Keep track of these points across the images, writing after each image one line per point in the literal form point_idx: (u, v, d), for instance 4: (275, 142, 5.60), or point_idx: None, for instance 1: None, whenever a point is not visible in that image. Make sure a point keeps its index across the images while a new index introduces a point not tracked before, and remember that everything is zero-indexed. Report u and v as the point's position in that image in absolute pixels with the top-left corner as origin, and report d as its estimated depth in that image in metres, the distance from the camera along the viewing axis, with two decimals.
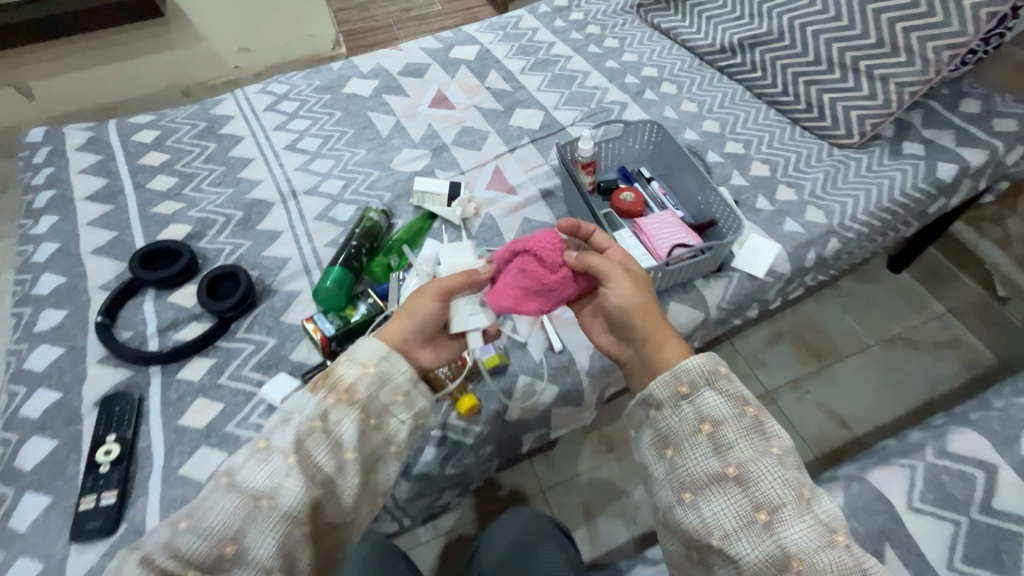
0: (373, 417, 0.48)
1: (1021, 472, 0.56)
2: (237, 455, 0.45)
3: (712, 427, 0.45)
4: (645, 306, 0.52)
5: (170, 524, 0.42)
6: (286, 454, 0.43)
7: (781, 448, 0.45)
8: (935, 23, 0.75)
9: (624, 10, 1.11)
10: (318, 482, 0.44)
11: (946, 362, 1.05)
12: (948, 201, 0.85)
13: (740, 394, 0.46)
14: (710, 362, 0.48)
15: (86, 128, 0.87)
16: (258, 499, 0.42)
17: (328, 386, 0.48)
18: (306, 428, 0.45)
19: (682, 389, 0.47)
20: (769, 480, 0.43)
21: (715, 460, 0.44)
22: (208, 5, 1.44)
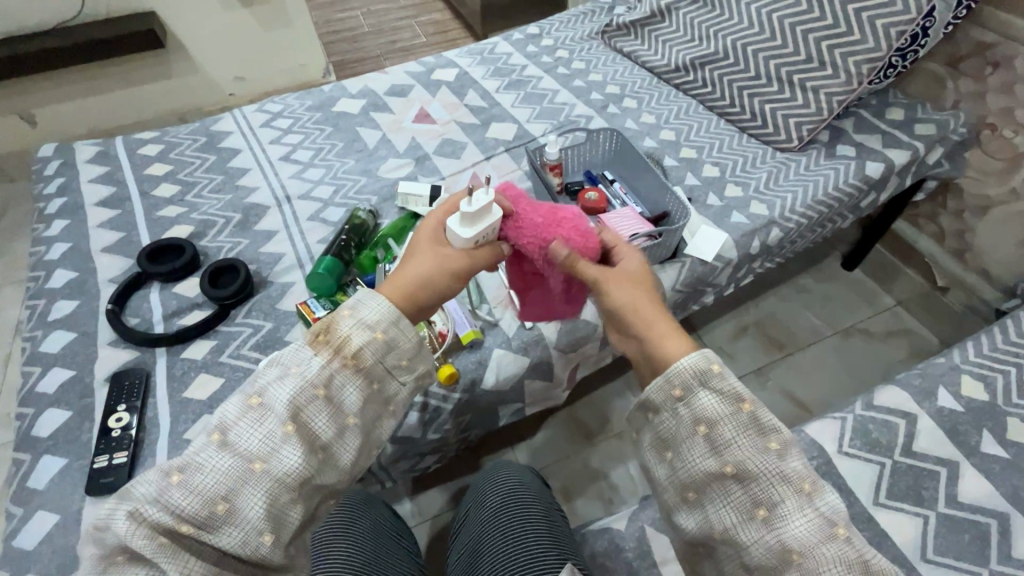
0: (374, 381, 0.49)
1: (938, 419, 0.63)
2: (227, 408, 0.45)
3: (708, 429, 0.43)
4: (649, 301, 0.51)
5: (163, 471, 0.42)
6: (283, 422, 0.43)
7: (781, 443, 0.43)
8: (853, 41, 0.86)
9: (590, 37, 1.23)
10: (315, 447, 0.45)
11: (896, 350, 1.14)
12: (880, 197, 0.94)
13: (735, 391, 0.44)
14: (704, 361, 0.44)
15: (95, 144, 0.95)
16: (252, 461, 0.42)
17: (331, 347, 0.46)
18: (307, 394, 0.45)
19: (676, 392, 0.44)
20: (768, 478, 0.42)
21: (712, 460, 0.43)
22: (205, 36, 1.55)
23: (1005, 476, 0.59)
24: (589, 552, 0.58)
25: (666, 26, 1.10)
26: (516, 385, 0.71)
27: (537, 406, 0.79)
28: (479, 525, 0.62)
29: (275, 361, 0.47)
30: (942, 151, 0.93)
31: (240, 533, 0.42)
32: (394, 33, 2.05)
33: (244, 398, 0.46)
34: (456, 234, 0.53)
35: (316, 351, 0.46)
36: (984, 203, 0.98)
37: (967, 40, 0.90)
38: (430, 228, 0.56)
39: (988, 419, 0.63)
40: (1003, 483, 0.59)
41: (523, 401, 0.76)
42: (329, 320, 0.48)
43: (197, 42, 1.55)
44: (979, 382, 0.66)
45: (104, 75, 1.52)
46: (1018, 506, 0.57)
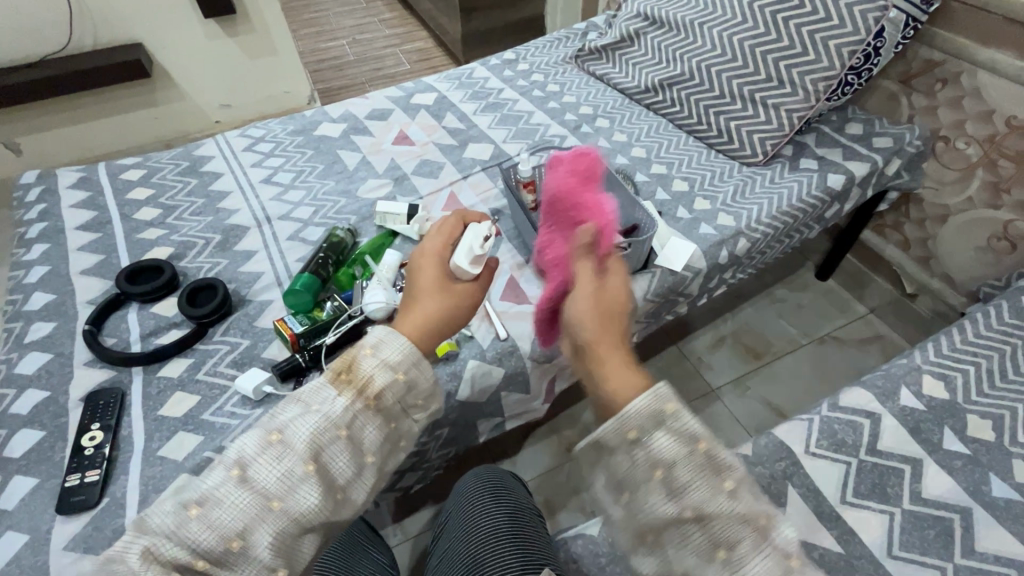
0: (392, 420, 0.49)
1: (901, 419, 0.65)
2: (244, 440, 0.45)
3: (665, 472, 0.41)
4: (605, 324, 0.48)
5: (179, 503, 0.43)
6: (305, 462, 0.44)
7: (735, 481, 0.41)
8: (809, 60, 0.90)
9: (564, 61, 1.27)
10: (334, 487, 0.46)
11: (870, 356, 1.17)
12: (844, 207, 0.98)
13: (691, 430, 0.42)
14: (658, 402, 0.42)
15: (78, 170, 0.96)
16: (270, 500, 0.43)
17: (355, 388, 0.47)
18: (331, 434, 0.45)
19: (631, 434, 0.42)
20: (730, 519, 0.41)
21: (670, 505, 0.41)
22: (192, 65, 1.59)
23: (966, 471, 0.61)
24: (564, 557, 0.59)
25: (635, 50, 1.15)
26: (494, 397, 0.72)
27: (517, 419, 0.80)
28: (456, 525, 0.63)
29: (295, 397, 0.47)
30: (900, 163, 0.97)
31: (253, 570, 0.43)
32: (378, 61, 2.11)
33: (262, 431, 0.45)
34: (461, 267, 0.57)
35: (339, 391, 0.47)
36: (944, 211, 1.02)
37: (917, 58, 0.95)
38: (427, 259, 0.57)
39: (948, 417, 0.65)
40: (964, 478, 0.61)
41: (503, 415, 0.77)
42: (351, 357, 0.48)
43: (183, 70, 1.58)
44: (939, 380, 0.68)
45: (90, 104, 1.55)
46: (979, 499, 0.59)
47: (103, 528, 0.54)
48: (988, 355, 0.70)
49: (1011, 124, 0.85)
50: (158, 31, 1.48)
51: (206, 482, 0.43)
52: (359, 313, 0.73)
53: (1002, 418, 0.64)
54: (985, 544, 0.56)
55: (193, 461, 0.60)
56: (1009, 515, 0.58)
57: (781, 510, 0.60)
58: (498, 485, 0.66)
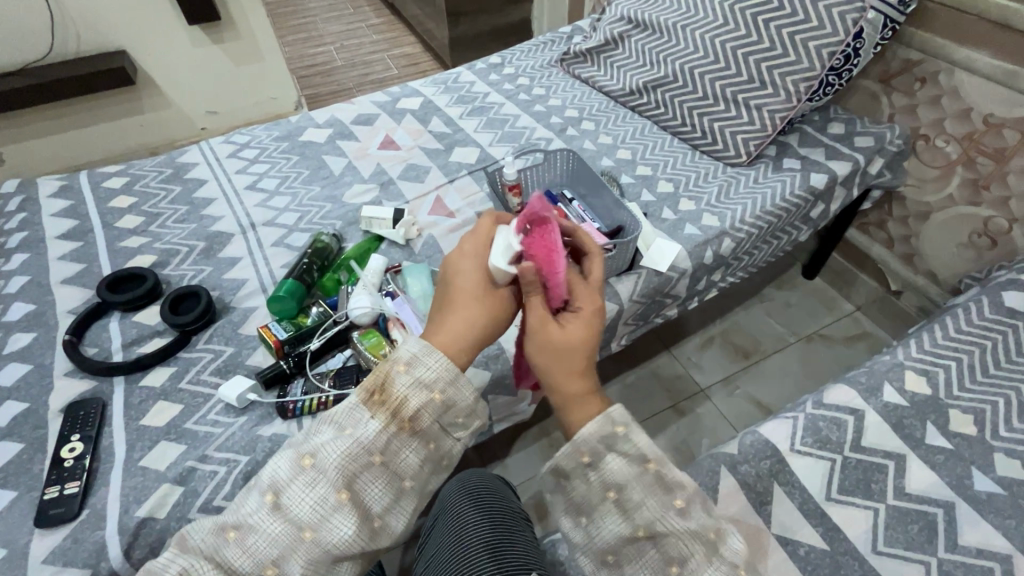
0: (431, 441, 0.51)
1: (884, 414, 0.65)
2: (280, 465, 0.48)
3: (618, 493, 0.48)
4: (563, 367, 0.51)
5: (220, 525, 0.46)
6: (337, 490, 0.46)
7: (685, 499, 0.47)
8: (789, 61, 0.91)
9: (550, 65, 1.28)
10: (369, 514, 0.48)
11: (857, 353, 1.18)
12: (827, 206, 0.99)
13: (640, 452, 0.48)
14: (609, 426, 0.49)
15: (59, 178, 0.96)
16: (303, 529, 0.45)
17: (388, 409, 0.48)
18: (365, 461, 0.48)
19: (585, 458, 0.49)
20: (676, 536, 0.47)
21: (624, 524, 0.48)
22: (177, 72, 1.58)
23: (949, 466, 0.62)
24: (550, 560, 0.59)
25: (619, 53, 1.16)
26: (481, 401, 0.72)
27: (504, 422, 0.80)
28: (444, 531, 0.62)
29: (329, 420, 0.49)
30: (882, 161, 0.98)
31: None
32: (367, 66, 2.12)
33: (297, 457, 0.48)
34: (500, 269, 0.53)
35: (373, 413, 0.49)
36: (925, 208, 1.03)
37: (896, 59, 0.96)
38: (467, 261, 0.56)
39: (931, 412, 0.65)
40: (946, 472, 0.61)
41: (492, 419, 0.77)
42: (384, 375, 0.49)
43: (167, 76, 1.57)
44: (921, 376, 0.68)
45: (74, 112, 1.53)
46: (962, 494, 0.60)
47: (83, 541, 0.54)
48: (969, 350, 0.70)
49: (988, 122, 0.86)
50: (143, 38, 1.47)
51: (245, 508, 0.47)
52: (344, 319, 0.73)
53: (984, 412, 0.65)
54: (968, 537, 0.57)
55: (175, 471, 0.59)
56: (991, 508, 0.58)
57: (768, 508, 0.60)
58: (488, 488, 0.66)
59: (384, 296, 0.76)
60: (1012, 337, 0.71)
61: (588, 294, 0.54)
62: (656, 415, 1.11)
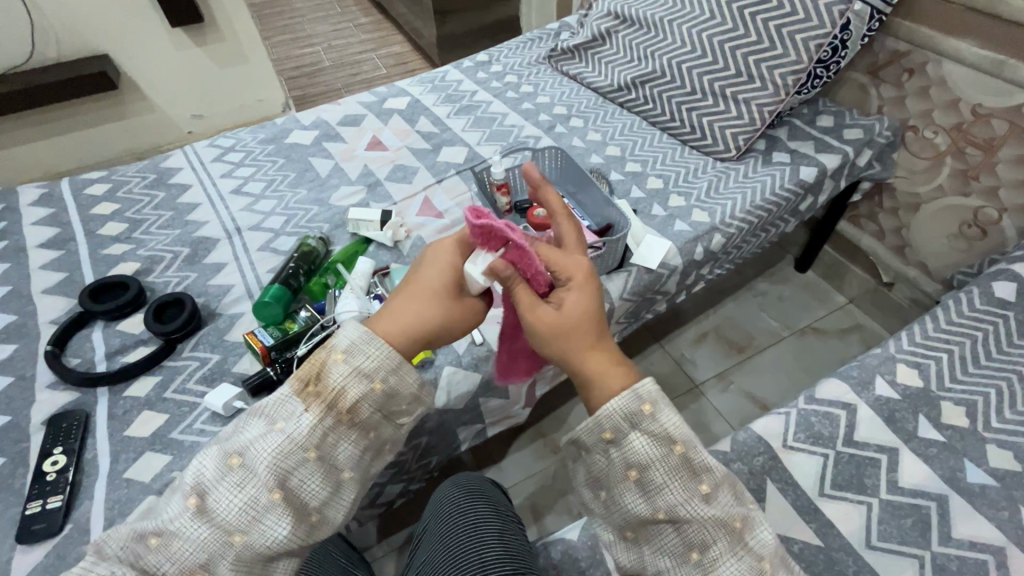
0: (370, 429, 0.50)
1: (877, 409, 0.65)
2: (204, 464, 0.46)
3: (639, 474, 0.47)
4: (576, 339, 0.49)
5: (141, 532, 0.45)
6: (269, 490, 0.45)
7: (711, 484, 0.47)
8: (777, 54, 0.91)
9: (537, 62, 1.27)
10: (306, 511, 0.47)
11: (851, 345, 1.18)
12: (817, 199, 0.98)
13: (667, 434, 0.46)
14: (636, 402, 0.46)
15: (40, 186, 0.94)
16: (231, 533, 0.45)
17: (323, 401, 0.47)
18: (299, 459, 0.46)
19: (607, 436, 0.46)
20: (697, 521, 0.46)
21: (645, 505, 0.47)
22: (161, 76, 1.56)
23: (941, 459, 0.61)
24: (543, 563, 0.59)
25: (607, 48, 1.15)
26: (472, 403, 0.72)
27: (498, 425, 0.79)
28: (435, 537, 0.61)
29: (260, 415, 0.48)
30: (871, 153, 0.98)
31: None
32: (354, 66, 2.10)
33: (222, 455, 0.47)
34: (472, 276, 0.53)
35: (306, 406, 0.47)
36: (915, 199, 1.03)
37: (883, 50, 0.96)
38: (438, 253, 0.56)
39: (924, 405, 0.65)
40: (940, 466, 0.61)
41: (484, 422, 0.76)
42: (320, 365, 0.48)
43: (151, 81, 1.56)
44: (913, 369, 0.68)
45: (57, 118, 1.51)
46: (955, 486, 0.59)
47: (66, 556, 0.53)
48: (961, 342, 0.70)
49: (977, 112, 0.86)
50: (126, 42, 1.45)
51: (169, 513, 0.46)
52: (331, 323, 0.72)
53: (977, 403, 0.65)
54: (961, 531, 0.57)
55: (161, 482, 0.58)
56: (985, 500, 0.58)
57: (761, 506, 0.59)
58: (481, 489, 0.66)
59: (372, 299, 0.75)
60: (1003, 328, 0.71)
61: (578, 266, 0.53)
62: None
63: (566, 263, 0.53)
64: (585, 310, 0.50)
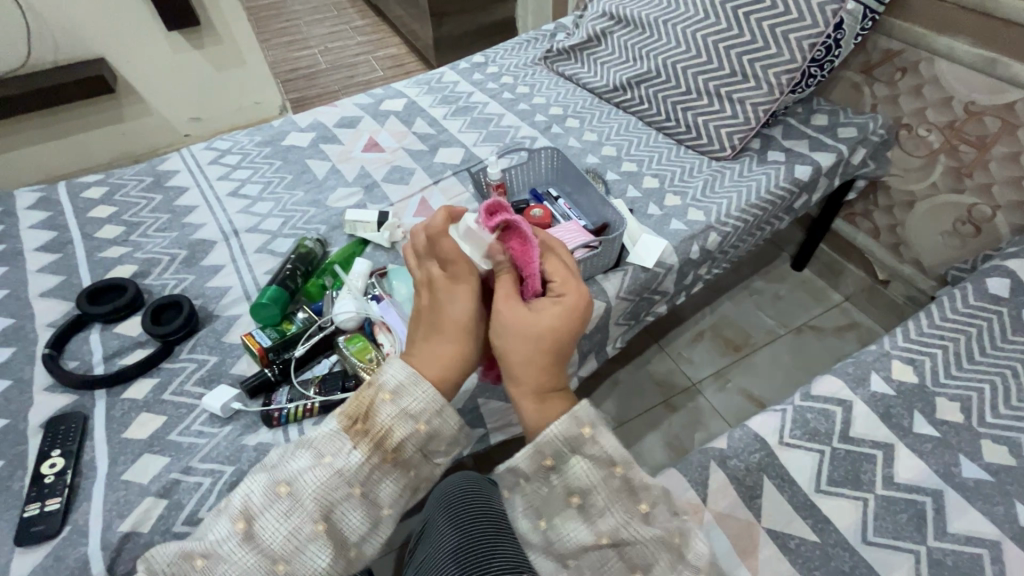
0: (411, 467, 0.51)
1: (872, 405, 0.65)
2: (255, 490, 0.48)
3: (580, 499, 0.52)
4: (535, 351, 0.52)
5: (187, 552, 0.46)
6: (314, 521, 0.46)
7: (648, 504, 0.52)
8: (770, 54, 0.91)
9: (533, 63, 1.27)
10: (346, 543, 0.48)
11: (847, 343, 1.19)
12: (811, 197, 0.99)
13: (606, 457, 0.51)
14: (576, 426, 0.51)
15: (37, 190, 0.94)
16: (275, 561, 0.46)
17: (370, 441, 0.49)
18: (345, 493, 0.47)
19: (548, 461, 0.52)
20: (635, 541, 0.51)
21: (588, 532, 0.52)
22: (158, 80, 1.56)
23: (936, 454, 0.62)
24: None
25: (602, 49, 1.15)
26: (470, 405, 0.72)
27: (502, 432, 0.79)
28: (434, 536, 0.60)
29: (310, 448, 0.49)
30: (865, 152, 0.98)
31: None
32: (351, 68, 2.10)
33: (271, 482, 0.48)
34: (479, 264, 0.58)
35: (355, 443, 0.49)
36: (909, 198, 1.04)
37: (876, 49, 0.96)
38: (450, 284, 0.56)
39: (919, 401, 0.65)
40: (935, 461, 0.61)
41: (486, 427, 0.76)
42: (367, 404, 0.50)
43: (148, 84, 1.56)
44: (908, 365, 0.68)
45: (53, 122, 1.51)
46: (950, 481, 0.60)
47: (65, 558, 0.53)
48: (955, 338, 0.71)
49: (969, 110, 0.87)
50: (122, 45, 1.45)
51: (216, 535, 0.47)
52: (329, 324, 0.72)
53: (972, 399, 0.65)
54: (956, 525, 0.57)
55: (159, 484, 0.58)
56: (979, 495, 0.59)
57: (757, 503, 0.60)
58: (481, 487, 0.66)
59: (370, 300, 0.75)
60: (998, 323, 0.72)
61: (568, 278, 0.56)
62: (648, 412, 1.11)
63: (557, 272, 0.56)
64: (564, 320, 0.53)
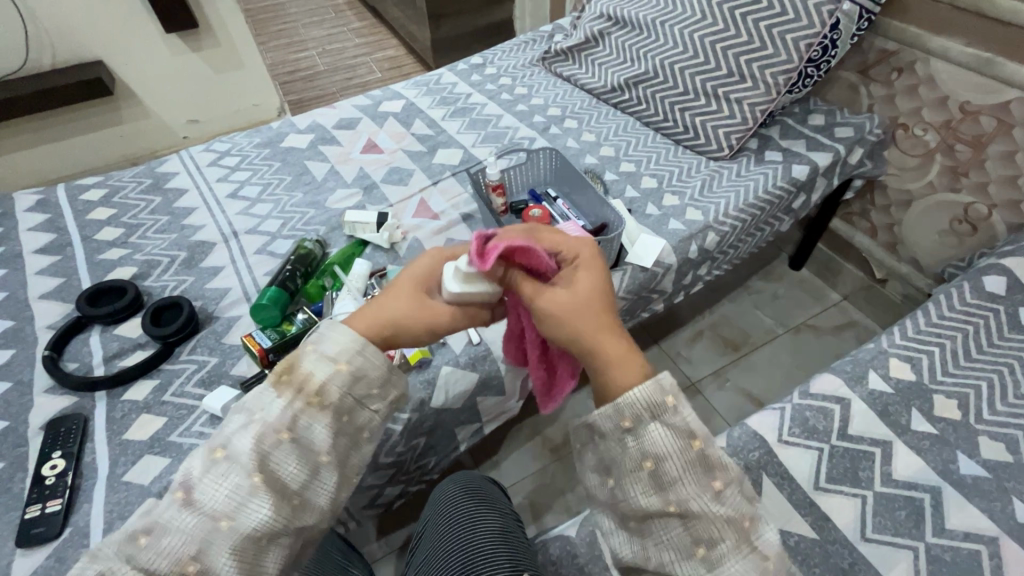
0: (343, 413, 0.47)
1: (872, 403, 0.66)
2: (192, 461, 0.45)
3: (655, 465, 0.43)
4: (595, 317, 0.47)
5: (131, 533, 0.43)
6: (250, 473, 0.43)
7: (723, 482, 0.44)
8: (767, 55, 0.92)
9: (531, 64, 1.28)
10: (288, 494, 0.45)
11: (846, 341, 1.19)
12: (809, 197, 0.99)
13: (688, 427, 0.43)
14: (659, 392, 0.43)
15: (36, 193, 0.94)
16: (218, 519, 0.43)
17: (295, 387, 0.46)
18: (272, 439, 0.45)
19: (626, 423, 0.44)
20: (710, 519, 0.43)
21: (656, 498, 0.44)
22: (156, 83, 1.57)
23: (934, 452, 0.62)
24: (544, 559, 0.59)
25: (600, 50, 1.16)
26: (469, 403, 0.72)
27: (494, 421, 0.79)
28: (435, 534, 0.61)
29: (241, 410, 0.46)
30: (862, 151, 0.99)
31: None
32: (350, 70, 2.11)
33: (208, 450, 0.46)
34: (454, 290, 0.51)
35: (278, 392, 0.46)
36: (907, 196, 1.04)
37: (873, 49, 0.97)
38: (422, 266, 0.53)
39: (916, 398, 0.66)
40: (933, 459, 0.62)
41: (480, 420, 0.76)
42: (293, 358, 0.48)
43: (146, 87, 1.56)
44: (905, 363, 0.69)
45: (50, 125, 1.51)
46: (949, 478, 0.60)
47: (66, 559, 0.53)
48: (951, 336, 0.71)
49: (965, 110, 0.87)
50: (120, 48, 1.45)
51: (158, 510, 0.44)
52: (329, 325, 0.72)
53: (968, 396, 0.66)
54: (955, 522, 0.57)
55: (159, 485, 0.58)
56: (978, 492, 0.59)
57: (757, 500, 0.60)
58: (478, 485, 0.67)
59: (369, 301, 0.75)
60: (994, 321, 0.72)
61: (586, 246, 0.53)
62: None
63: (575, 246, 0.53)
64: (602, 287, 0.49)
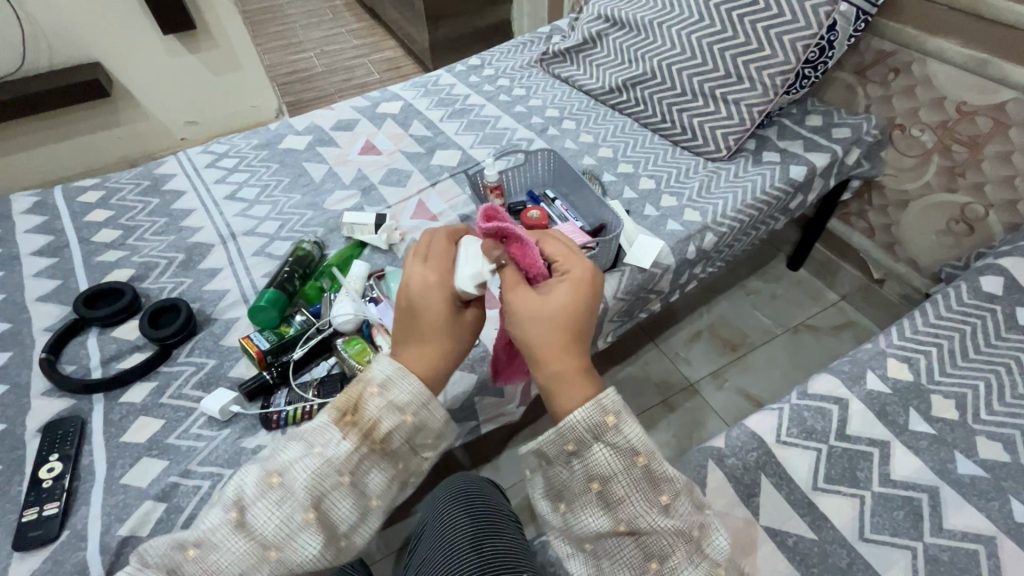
0: (399, 460, 0.51)
1: (870, 403, 0.66)
2: (247, 481, 0.48)
3: (601, 485, 0.47)
4: (553, 334, 0.49)
5: (178, 542, 0.47)
6: (305, 510, 0.46)
7: (670, 495, 0.47)
8: (764, 55, 0.92)
9: (529, 65, 1.28)
10: (336, 533, 0.48)
11: (843, 341, 1.20)
12: (806, 198, 1.00)
13: (630, 446, 0.46)
14: (600, 413, 0.46)
15: (33, 195, 0.94)
16: (268, 548, 0.46)
17: (359, 431, 0.49)
18: (334, 481, 0.48)
19: (569, 447, 0.46)
20: (657, 533, 0.46)
21: (605, 519, 0.47)
22: (154, 85, 1.56)
23: (933, 451, 0.62)
24: (542, 560, 0.59)
25: (598, 51, 1.16)
26: (467, 404, 0.72)
27: (492, 422, 0.79)
28: (436, 535, 0.61)
29: (301, 440, 0.49)
30: (859, 152, 0.99)
31: None
32: (348, 71, 2.11)
33: (263, 474, 0.48)
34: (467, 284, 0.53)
35: (344, 433, 0.49)
36: (904, 197, 1.04)
37: (869, 50, 0.97)
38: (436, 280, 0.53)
39: (914, 398, 0.66)
40: (931, 458, 0.62)
41: (477, 420, 0.76)
42: (356, 397, 0.50)
43: (144, 89, 1.56)
44: (903, 363, 0.69)
45: (47, 126, 1.50)
46: (946, 477, 0.60)
47: (63, 562, 0.53)
48: (949, 336, 0.71)
49: (962, 110, 0.88)
50: (118, 49, 1.45)
51: (207, 525, 0.47)
52: (328, 327, 0.72)
53: (966, 396, 0.66)
54: (952, 521, 0.58)
55: (157, 487, 0.58)
56: (975, 491, 0.59)
57: (755, 501, 0.60)
58: (480, 489, 0.67)
59: (368, 302, 0.75)
60: (992, 321, 0.73)
61: (573, 258, 0.54)
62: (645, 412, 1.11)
63: (562, 255, 0.54)
64: (573, 303, 0.50)
